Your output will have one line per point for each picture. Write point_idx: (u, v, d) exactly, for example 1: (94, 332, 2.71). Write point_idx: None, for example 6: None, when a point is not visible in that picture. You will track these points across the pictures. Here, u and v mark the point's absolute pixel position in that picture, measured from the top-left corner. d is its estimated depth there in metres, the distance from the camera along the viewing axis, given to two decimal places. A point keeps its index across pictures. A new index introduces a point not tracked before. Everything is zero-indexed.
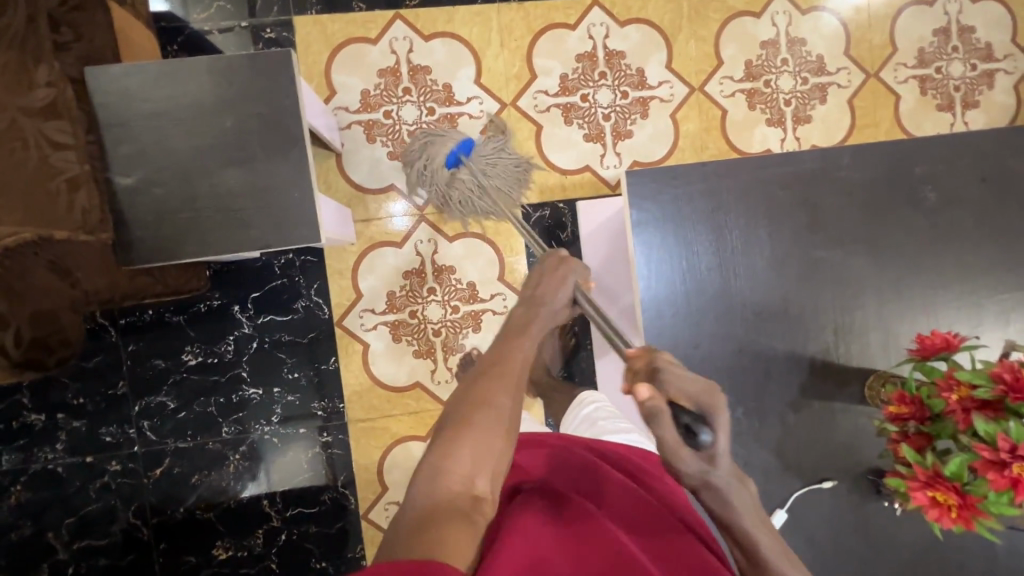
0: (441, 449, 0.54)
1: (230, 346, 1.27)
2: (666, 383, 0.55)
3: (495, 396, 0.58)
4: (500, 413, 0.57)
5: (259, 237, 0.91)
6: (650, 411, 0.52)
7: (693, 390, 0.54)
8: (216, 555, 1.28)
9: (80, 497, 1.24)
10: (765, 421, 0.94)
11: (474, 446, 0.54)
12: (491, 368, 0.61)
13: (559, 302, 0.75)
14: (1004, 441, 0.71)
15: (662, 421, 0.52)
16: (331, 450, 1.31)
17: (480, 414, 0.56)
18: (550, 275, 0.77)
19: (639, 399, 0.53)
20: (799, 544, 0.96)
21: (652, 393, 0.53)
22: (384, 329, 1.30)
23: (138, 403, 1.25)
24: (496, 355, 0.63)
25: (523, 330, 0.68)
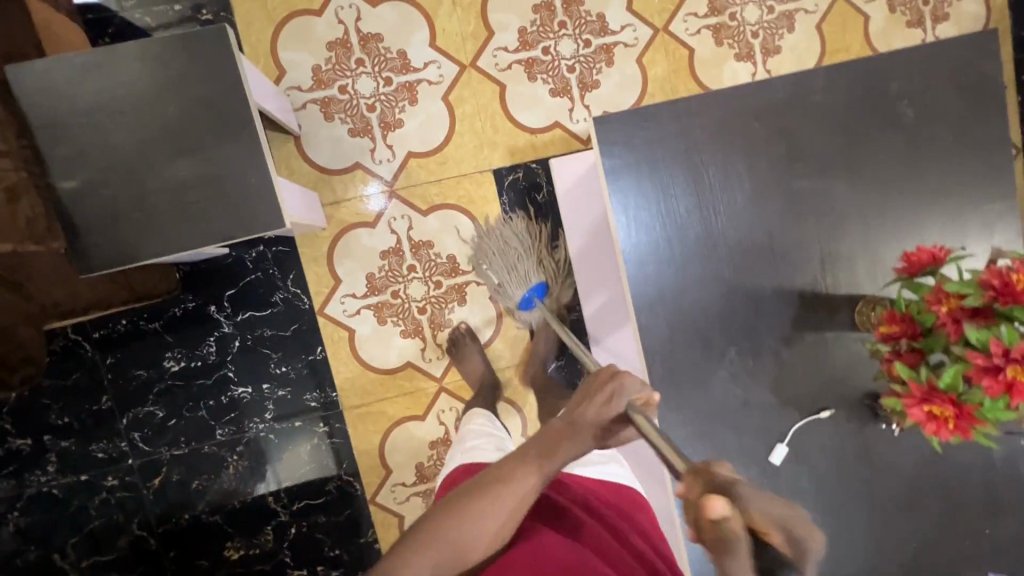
0: (408, 552, 0.67)
1: (212, 348, 1.23)
2: (745, 502, 0.51)
3: (472, 516, 0.69)
4: (471, 532, 0.69)
5: (219, 228, 0.87)
6: (726, 535, 0.49)
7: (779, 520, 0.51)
8: (228, 556, 1.28)
9: (81, 515, 1.23)
10: (759, 359, 0.93)
11: (432, 562, 0.67)
12: (485, 491, 0.71)
13: (597, 428, 0.71)
14: (996, 347, 0.68)
15: (739, 549, 0.48)
16: (331, 440, 1.29)
17: (452, 530, 0.69)
18: (596, 396, 0.71)
19: (714, 516, 0.49)
20: (802, 475, 0.96)
21: (731, 513, 0.49)
22: (368, 313, 1.27)
23: (126, 416, 1.22)
24: (499, 476, 0.72)
25: (544, 454, 0.71)
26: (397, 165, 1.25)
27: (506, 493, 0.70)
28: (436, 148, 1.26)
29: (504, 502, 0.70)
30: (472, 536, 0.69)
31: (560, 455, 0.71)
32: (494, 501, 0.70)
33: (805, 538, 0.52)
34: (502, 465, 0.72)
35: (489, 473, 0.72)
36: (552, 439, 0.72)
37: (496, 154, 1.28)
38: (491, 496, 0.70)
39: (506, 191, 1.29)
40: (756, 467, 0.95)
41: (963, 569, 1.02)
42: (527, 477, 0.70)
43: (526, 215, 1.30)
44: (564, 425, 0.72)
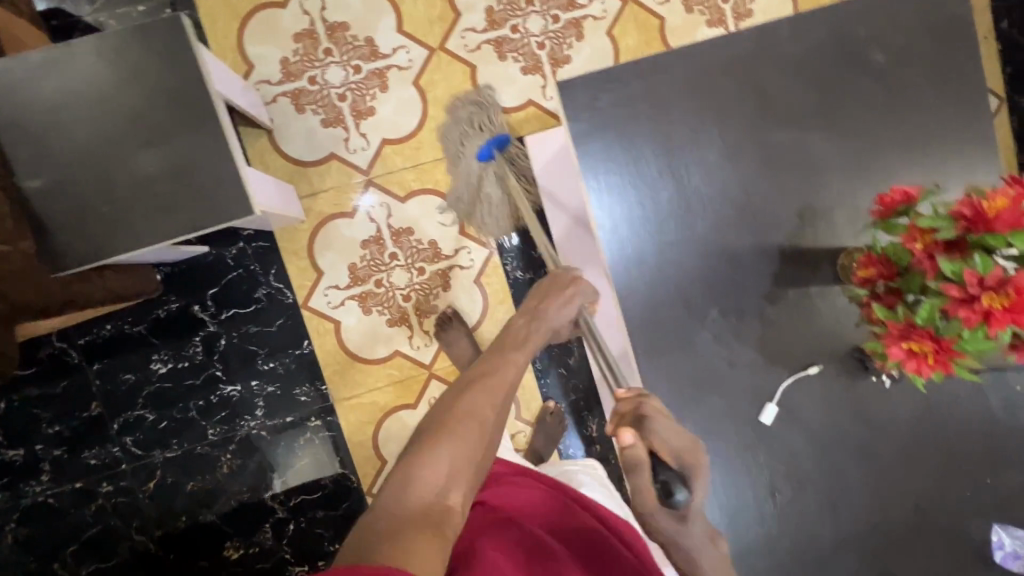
0: (420, 452, 0.66)
1: (198, 347, 1.23)
2: (653, 434, 0.74)
3: (477, 405, 0.73)
4: (481, 422, 0.71)
5: (187, 219, 0.86)
6: (635, 455, 0.72)
7: (676, 449, 0.74)
8: (228, 555, 1.27)
9: (78, 523, 1.22)
10: (744, 318, 0.91)
11: (451, 454, 0.66)
12: (479, 381, 0.78)
13: (558, 320, 0.98)
14: (971, 276, 0.60)
15: (641, 468, 0.72)
16: (323, 434, 1.28)
17: (463, 422, 0.70)
18: (556, 293, 0.99)
19: (626, 441, 0.73)
20: (796, 434, 0.94)
21: (637, 439, 0.73)
22: (352, 304, 1.27)
23: (117, 421, 1.22)
24: (487, 369, 0.81)
25: (518, 346, 0.89)
26: (371, 153, 1.25)
27: (500, 379, 0.79)
28: (410, 133, 1.25)
29: (499, 388, 0.77)
30: (481, 423, 0.71)
31: (531, 340, 0.92)
32: (492, 385, 0.77)
33: (694, 462, 0.74)
34: (486, 363, 0.82)
35: (477, 371, 0.79)
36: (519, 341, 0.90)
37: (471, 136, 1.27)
38: (487, 383, 0.77)
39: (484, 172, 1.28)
40: (747, 428, 0.93)
41: (967, 523, 1.00)
42: (512, 364, 0.83)
43: None
44: (530, 323, 0.95)
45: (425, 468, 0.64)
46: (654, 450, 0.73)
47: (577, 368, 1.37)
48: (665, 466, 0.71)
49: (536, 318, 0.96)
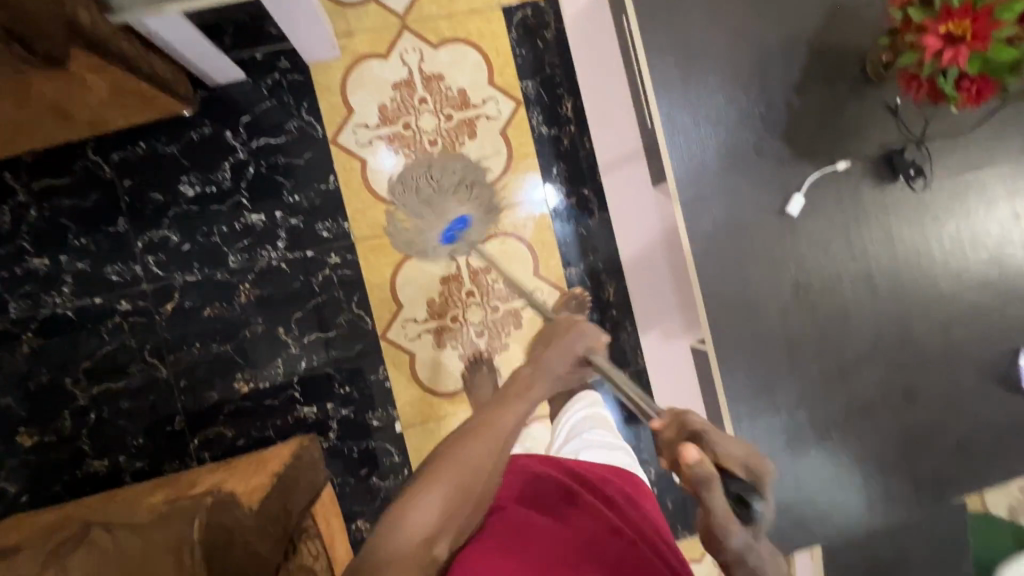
0: (407, 509, 0.56)
1: (227, 173, 1.26)
2: (714, 445, 0.53)
3: (471, 452, 0.61)
4: (475, 471, 0.60)
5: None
6: (702, 474, 0.50)
7: (742, 458, 0.53)
8: (238, 388, 1.28)
9: (93, 339, 1.24)
10: (771, 107, 0.93)
11: (438, 511, 0.57)
12: (478, 430, 0.63)
13: (564, 366, 0.78)
14: None
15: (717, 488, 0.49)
16: (341, 272, 1.30)
17: (453, 468, 0.59)
18: (559, 342, 0.80)
19: (690, 460, 0.50)
20: (820, 232, 0.95)
21: (706, 457, 0.50)
22: (380, 144, 1.30)
23: (141, 239, 1.24)
24: (491, 418, 0.65)
25: (524, 393, 0.70)
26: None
27: (504, 431, 0.64)
28: None
29: (499, 443, 0.63)
30: (474, 475, 0.60)
31: (536, 389, 0.71)
32: (494, 438, 0.63)
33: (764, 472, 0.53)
34: (488, 406, 0.67)
35: (479, 415, 0.66)
36: (525, 381, 0.73)
37: None
38: (486, 432, 0.63)
39: (515, 27, 1.32)
40: (770, 220, 0.94)
41: (994, 346, 0.98)
42: (514, 414, 0.67)
43: (534, 51, 1.33)
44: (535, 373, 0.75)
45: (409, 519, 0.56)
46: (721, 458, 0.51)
47: (597, 230, 1.37)
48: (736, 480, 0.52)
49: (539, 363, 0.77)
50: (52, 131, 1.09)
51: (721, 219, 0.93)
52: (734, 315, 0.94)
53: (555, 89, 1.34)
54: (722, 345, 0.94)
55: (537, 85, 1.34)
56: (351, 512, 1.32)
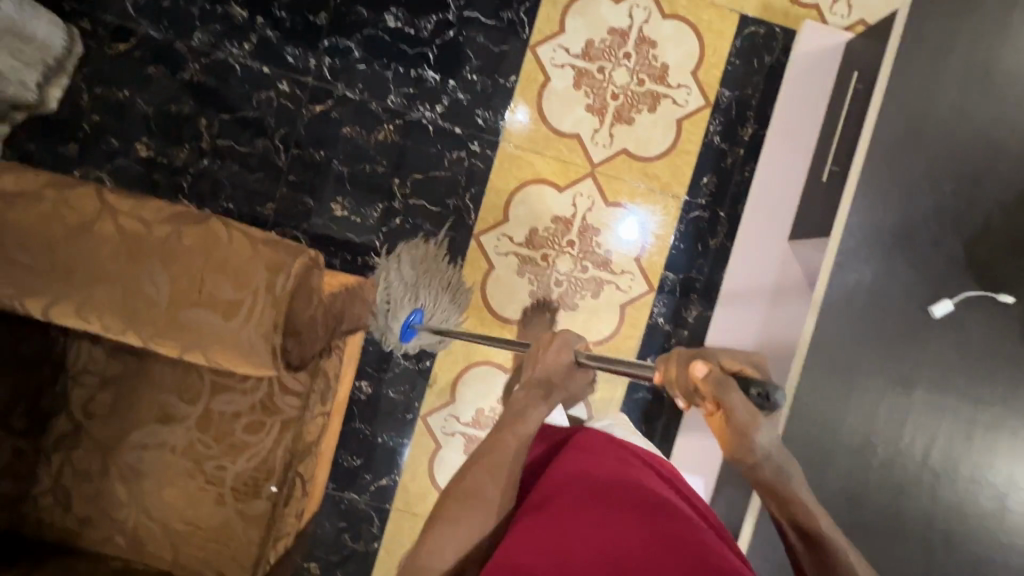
0: (431, 533, 0.69)
1: (429, 25, 1.31)
2: (715, 354, 0.62)
3: (477, 484, 0.72)
4: (485, 506, 0.71)
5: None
6: (718, 378, 0.58)
7: (746, 352, 0.62)
8: (332, 209, 1.32)
9: (242, 101, 1.31)
10: (967, 211, 0.92)
11: (454, 549, 0.68)
12: (479, 464, 0.73)
13: (564, 373, 0.80)
14: None
15: (733, 389, 0.58)
16: (473, 161, 1.33)
17: (467, 507, 0.70)
18: (545, 360, 0.79)
19: (700, 383, 0.60)
20: (949, 345, 0.93)
21: (711, 367, 0.60)
22: (570, 72, 1.33)
23: (329, 40, 1.31)
24: (489, 447, 0.75)
25: (519, 419, 0.76)
26: None
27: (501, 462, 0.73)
28: None
29: (504, 477, 0.72)
30: (488, 510, 0.71)
31: (535, 413, 0.77)
32: (495, 469, 0.72)
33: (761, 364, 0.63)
34: (485, 443, 0.76)
35: (480, 451, 0.75)
36: (519, 408, 0.77)
37: (751, 3, 1.34)
38: (492, 470, 0.72)
39: (742, 38, 1.34)
40: (908, 310, 0.93)
41: None
42: (513, 436, 0.75)
43: (747, 67, 1.34)
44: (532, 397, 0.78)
45: (436, 550, 0.68)
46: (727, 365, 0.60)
47: (712, 252, 1.36)
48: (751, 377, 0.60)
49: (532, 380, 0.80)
50: None
51: (865, 284, 0.93)
52: (824, 375, 0.93)
53: (746, 110, 1.35)
54: (801, 397, 0.93)
55: (732, 99, 1.35)
56: (360, 370, 1.34)
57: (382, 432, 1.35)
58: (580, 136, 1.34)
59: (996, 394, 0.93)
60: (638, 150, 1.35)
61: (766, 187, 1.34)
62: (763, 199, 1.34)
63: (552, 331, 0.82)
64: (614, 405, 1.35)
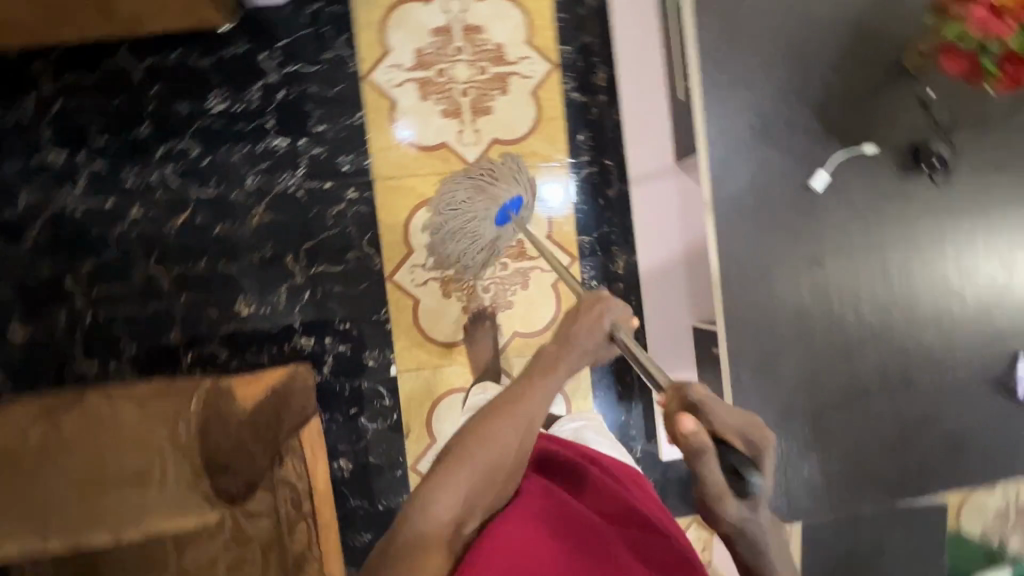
0: (441, 478, 0.63)
1: (256, 94, 1.26)
2: (711, 417, 0.54)
3: (500, 432, 0.67)
4: (503, 452, 0.67)
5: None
6: (699, 442, 0.51)
7: (738, 427, 0.53)
8: (238, 310, 1.27)
9: (100, 242, 1.23)
10: (806, 84, 0.95)
11: (465, 490, 0.63)
12: (501, 409, 0.70)
13: (591, 341, 0.80)
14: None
15: (709, 460, 0.50)
16: (357, 208, 1.30)
17: (488, 448, 0.66)
18: (587, 313, 0.81)
19: (684, 429, 0.52)
20: (839, 211, 0.97)
21: (702, 428, 0.52)
22: (411, 87, 1.31)
23: (162, 148, 1.24)
24: (513, 394, 0.72)
25: (550, 369, 0.75)
26: None
27: (524, 408, 0.70)
28: None
29: (525, 418, 0.70)
30: (508, 458, 0.67)
31: (562, 365, 0.76)
32: (520, 414, 0.70)
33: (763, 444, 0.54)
34: (513, 388, 0.73)
35: (505, 395, 0.72)
36: (552, 361, 0.76)
37: None
38: (514, 412, 0.69)
39: None
40: (792, 193, 0.96)
41: (994, 349, 1.00)
42: (538, 392, 0.73)
43: (575, 17, 1.34)
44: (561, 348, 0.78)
45: (442, 492, 0.62)
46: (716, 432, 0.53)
47: (614, 201, 1.37)
48: (734, 451, 0.52)
49: (565, 338, 0.79)
50: (92, 25, 1.09)
51: (748, 185, 0.95)
52: (745, 283, 0.96)
53: (591, 57, 1.35)
54: (732, 312, 0.95)
55: (573, 52, 1.35)
56: (334, 450, 1.31)
57: (380, 499, 1.32)
58: (448, 143, 1.32)
59: (895, 239, 0.98)
60: (506, 134, 1.34)
61: (635, 91, 1.35)
62: (634, 98, 1.36)
63: (603, 295, 0.84)
64: (584, 380, 1.36)
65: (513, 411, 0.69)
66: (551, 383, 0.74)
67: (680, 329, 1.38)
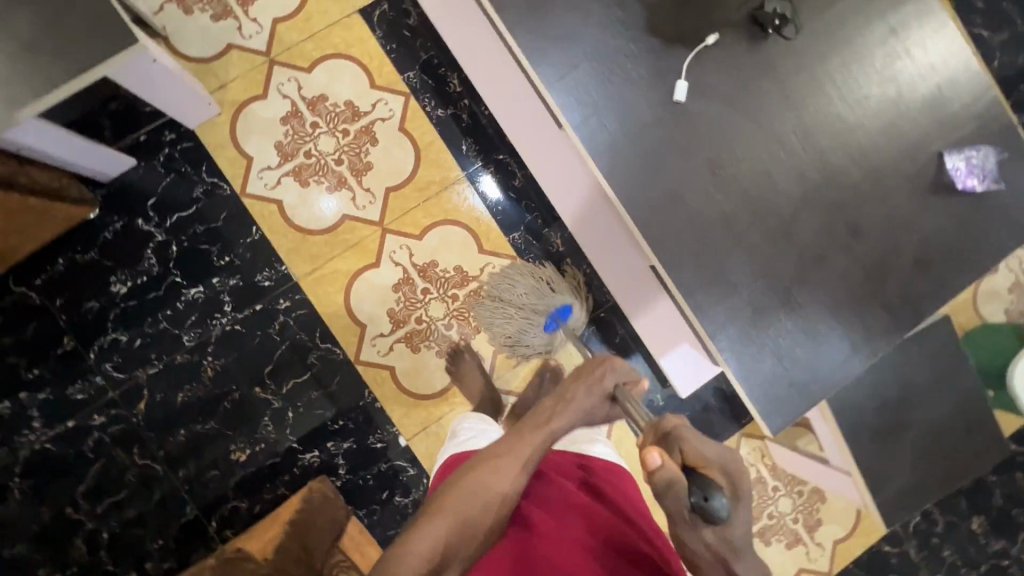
0: (419, 526, 0.67)
1: (152, 259, 1.26)
2: (680, 445, 0.69)
3: (481, 482, 0.70)
4: (482, 500, 0.70)
5: (92, 55, 0.89)
6: (662, 474, 0.66)
7: (709, 456, 0.67)
8: (236, 459, 1.27)
9: (81, 462, 1.23)
10: (626, 9, 0.94)
11: (440, 533, 0.67)
12: (486, 462, 0.72)
13: (591, 402, 0.77)
14: None
15: (673, 485, 0.65)
16: (296, 314, 1.30)
17: (465, 495, 0.70)
18: (585, 372, 0.79)
19: (649, 461, 0.68)
20: (713, 107, 0.96)
21: (666, 460, 0.67)
22: (289, 180, 1.30)
23: (93, 351, 1.24)
24: (500, 449, 0.73)
25: (541, 424, 0.74)
26: (267, 34, 1.30)
27: (510, 462, 0.72)
28: (296, 9, 1.31)
29: (511, 471, 0.71)
30: (483, 509, 0.69)
31: (556, 422, 0.74)
32: (506, 468, 0.71)
33: (735, 471, 0.66)
34: (501, 443, 0.74)
35: (492, 449, 0.74)
36: (545, 416, 0.75)
37: None
38: (498, 465, 0.71)
39: (378, 26, 1.33)
40: (664, 112, 0.95)
41: (916, 158, 1.00)
42: (527, 446, 0.73)
43: (404, 41, 1.34)
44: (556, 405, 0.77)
45: (418, 537, 0.66)
46: (687, 459, 0.68)
47: (525, 189, 1.37)
48: (705, 477, 0.65)
49: (564, 397, 0.77)
50: None
51: (619, 126, 0.94)
52: (662, 215, 0.95)
53: (437, 69, 1.34)
54: (665, 247, 0.95)
55: (419, 73, 1.34)
56: (387, 538, 1.31)
57: None
58: (348, 213, 1.32)
59: (776, 106, 0.97)
60: (396, 179, 1.33)
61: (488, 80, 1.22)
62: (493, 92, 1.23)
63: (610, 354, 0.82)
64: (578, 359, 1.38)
65: (498, 466, 0.71)
66: (541, 435, 0.73)
67: (641, 282, 1.23)
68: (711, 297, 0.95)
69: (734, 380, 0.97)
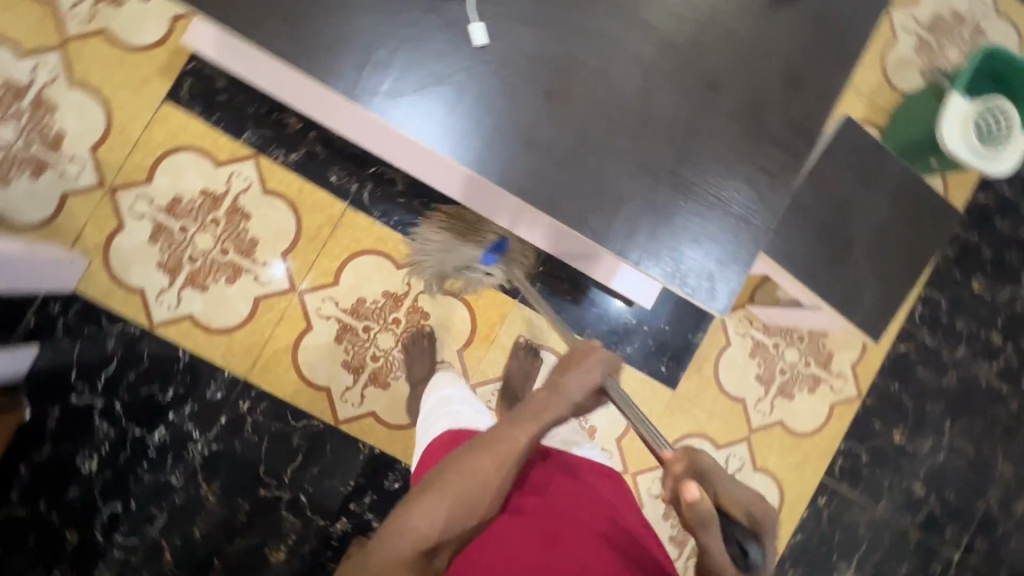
0: (416, 505, 0.69)
1: (104, 425, 1.25)
2: (714, 486, 0.67)
3: (479, 464, 0.72)
4: (478, 483, 0.71)
5: None
6: (702, 510, 0.64)
7: (745, 504, 0.66)
8: (275, 560, 1.28)
9: None
10: None
11: (441, 509, 0.69)
12: (489, 446, 0.74)
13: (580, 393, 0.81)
14: None
15: (712, 528, 0.63)
16: (260, 408, 1.29)
17: (462, 478, 0.71)
18: (579, 363, 0.82)
19: (690, 495, 0.65)
20: (519, 33, 0.90)
21: (704, 496, 0.65)
22: (189, 292, 1.27)
23: (97, 531, 1.24)
24: (502, 433, 0.75)
25: (537, 416, 0.76)
26: (92, 165, 1.24)
27: (508, 446, 0.74)
28: (106, 128, 1.25)
29: (509, 454, 0.74)
30: (481, 488, 0.71)
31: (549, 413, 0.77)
32: (501, 453, 0.73)
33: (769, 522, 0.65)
34: (501, 427, 0.76)
35: (491, 432, 0.76)
36: (542, 406, 0.77)
37: (154, 83, 1.25)
38: (495, 448, 0.74)
39: (191, 104, 1.26)
40: (475, 62, 0.89)
41: None
42: (526, 433, 0.75)
43: (224, 107, 1.27)
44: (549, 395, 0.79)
45: (419, 511, 0.69)
46: (721, 504, 0.66)
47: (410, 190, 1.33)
48: (736, 524, 0.65)
49: (556, 387, 0.80)
50: None
51: (440, 97, 0.89)
52: (521, 162, 0.91)
53: (269, 117, 1.28)
54: (539, 191, 0.91)
55: (254, 130, 1.28)
56: None
57: None
58: (258, 294, 1.29)
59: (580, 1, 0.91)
60: (286, 240, 1.30)
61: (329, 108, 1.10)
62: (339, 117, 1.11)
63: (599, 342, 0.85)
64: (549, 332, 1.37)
65: (498, 452, 0.73)
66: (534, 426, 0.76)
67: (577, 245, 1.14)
68: (606, 217, 0.92)
69: (667, 285, 0.94)
